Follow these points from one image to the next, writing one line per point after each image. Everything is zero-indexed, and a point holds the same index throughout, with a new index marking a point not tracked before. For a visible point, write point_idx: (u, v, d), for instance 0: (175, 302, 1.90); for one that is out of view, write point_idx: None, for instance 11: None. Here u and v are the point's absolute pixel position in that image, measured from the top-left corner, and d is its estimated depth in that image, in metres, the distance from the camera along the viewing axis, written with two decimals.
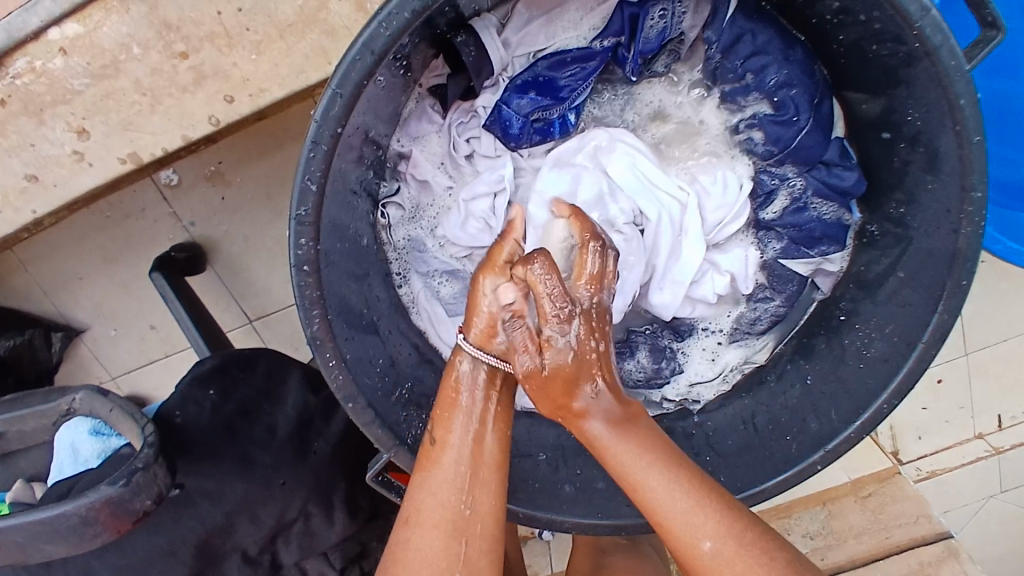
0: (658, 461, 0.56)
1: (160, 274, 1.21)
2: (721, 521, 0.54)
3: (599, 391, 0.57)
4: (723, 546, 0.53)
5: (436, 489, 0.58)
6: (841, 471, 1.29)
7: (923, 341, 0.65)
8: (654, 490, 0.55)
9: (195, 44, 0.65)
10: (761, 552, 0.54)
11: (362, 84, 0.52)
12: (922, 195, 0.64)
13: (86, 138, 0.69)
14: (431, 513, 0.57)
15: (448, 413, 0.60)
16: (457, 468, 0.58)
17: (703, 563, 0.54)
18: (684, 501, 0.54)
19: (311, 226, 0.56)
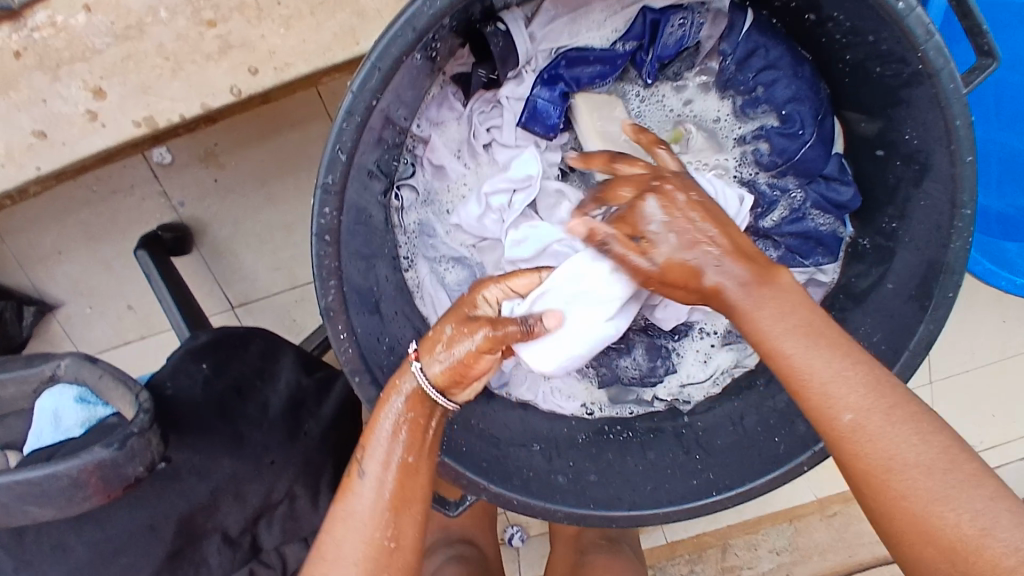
0: (816, 336, 0.51)
1: (144, 252, 1.19)
2: (918, 424, 0.49)
3: (733, 275, 0.52)
4: (868, 399, 0.50)
5: (354, 525, 0.59)
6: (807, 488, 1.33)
7: (911, 349, 0.68)
8: (822, 369, 0.50)
9: (225, 14, 0.66)
10: (946, 466, 0.48)
11: (399, 60, 0.53)
12: (916, 210, 0.67)
13: (103, 99, 0.69)
14: (352, 550, 0.58)
15: (375, 442, 0.60)
16: (378, 504, 0.59)
17: (845, 429, 0.50)
18: (852, 376, 0.50)
19: (335, 197, 0.57)
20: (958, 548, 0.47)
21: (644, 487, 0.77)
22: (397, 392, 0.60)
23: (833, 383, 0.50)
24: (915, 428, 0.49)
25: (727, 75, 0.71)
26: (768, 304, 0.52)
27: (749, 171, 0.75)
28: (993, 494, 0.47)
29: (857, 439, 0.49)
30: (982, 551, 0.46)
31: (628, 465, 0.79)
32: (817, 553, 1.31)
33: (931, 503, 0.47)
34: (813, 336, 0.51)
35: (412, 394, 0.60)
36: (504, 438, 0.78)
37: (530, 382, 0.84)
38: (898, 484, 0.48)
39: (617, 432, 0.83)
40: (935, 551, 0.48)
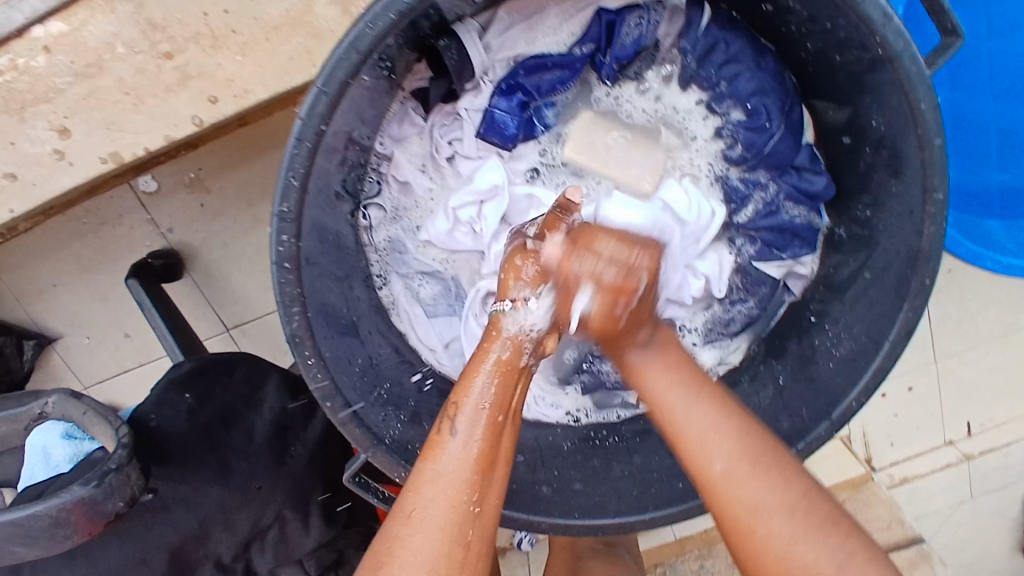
0: (721, 414, 0.58)
1: (135, 279, 1.20)
2: (785, 499, 0.55)
3: (647, 341, 0.62)
4: (737, 467, 0.56)
5: (443, 484, 0.55)
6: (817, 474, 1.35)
7: (890, 340, 0.67)
8: (693, 421, 0.58)
9: (181, 45, 0.66)
10: (817, 532, 0.54)
11: (346, 82, 0.53)
12: (888, 198, 0.66)
13: (68, 137, 0.69)
14: (439, 508, 0.54)
15: (461, 403, 0.58)
16: (464, 459, 0.56)
17: (722, 486, 0.56)
18: (723, 443, 0.57)
19: (293, 223, 0.57)
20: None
21: (630, 492, 0.77)
22: (497, 341, 0.60)
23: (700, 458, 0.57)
24: (782, 497, 0.55)
25: (691, 72, 0.70)
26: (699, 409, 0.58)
27: (719, 167, 0.74)
28: (855, 544, 0.54)
29: (734, 491, 0.55)
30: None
31: (614, 471, 0.79)
32: None
33: (809, 556, 0.53)
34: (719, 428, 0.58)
35: (513, 343, 0.60)
36: None
37: None
38: (768, 536, 0.54)
39: (603, 437, 0.83)
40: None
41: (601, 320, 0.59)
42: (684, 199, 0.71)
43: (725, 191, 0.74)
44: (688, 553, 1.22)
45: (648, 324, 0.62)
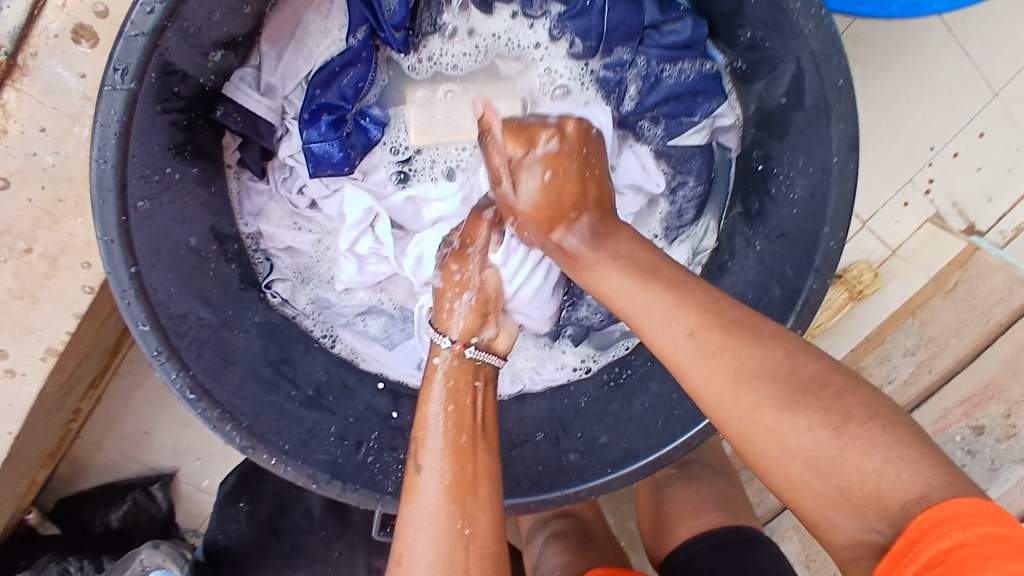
0: (687, 303, 0.45)
1: None
2: (758, 373, 0.42)
3: (581, 233, 0.53)
4: (702, 338, 0.44)
5: (425, 521, 0.49)
6: (916, 274, 0.98)
7: (837, 157, 0.56)
8: (642, 310, 0.46)
9: (31, 235, 0.68)
10: (800, 404, 0.41)
11: (122, 219, 0.51)
12: (754, 10, 0.56)
13: (7, 356, 0.74)
14: (426, 553, 0.48)
15: (423, 434, 0.54)
16: (439, 494, 0.50)
17: (720, 399, 0.43)
18: (684, 330, 0.44)
19: (173, 359, 0.56)
20: (822, 460, 0.41)
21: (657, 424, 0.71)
22: (436, 374, 0.57)
23: (697, 369, 0.44)
24: (753, 369, 0.43)
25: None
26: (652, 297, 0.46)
27: (577, 65, 0.65)
28: (864, 411, 0.41)
29: (694, 380, 0.44)
30: (848, 464, 0.40)
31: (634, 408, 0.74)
32: (955, 335, 0.97)
33: (794, 435, 0.41)
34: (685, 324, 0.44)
35: (454, 365, 0.57)
36: (503, 446, 0.76)
37: (510, 375, 0.81)
38: (749, 421, 0.43)
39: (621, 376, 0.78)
40: (814, 476, 0.41)
41: (541, 202, 0.54)
42: (565, 123, 0.64)
43: (601, 85, 0.66)
44: None
45: (583, 210, 0.53)
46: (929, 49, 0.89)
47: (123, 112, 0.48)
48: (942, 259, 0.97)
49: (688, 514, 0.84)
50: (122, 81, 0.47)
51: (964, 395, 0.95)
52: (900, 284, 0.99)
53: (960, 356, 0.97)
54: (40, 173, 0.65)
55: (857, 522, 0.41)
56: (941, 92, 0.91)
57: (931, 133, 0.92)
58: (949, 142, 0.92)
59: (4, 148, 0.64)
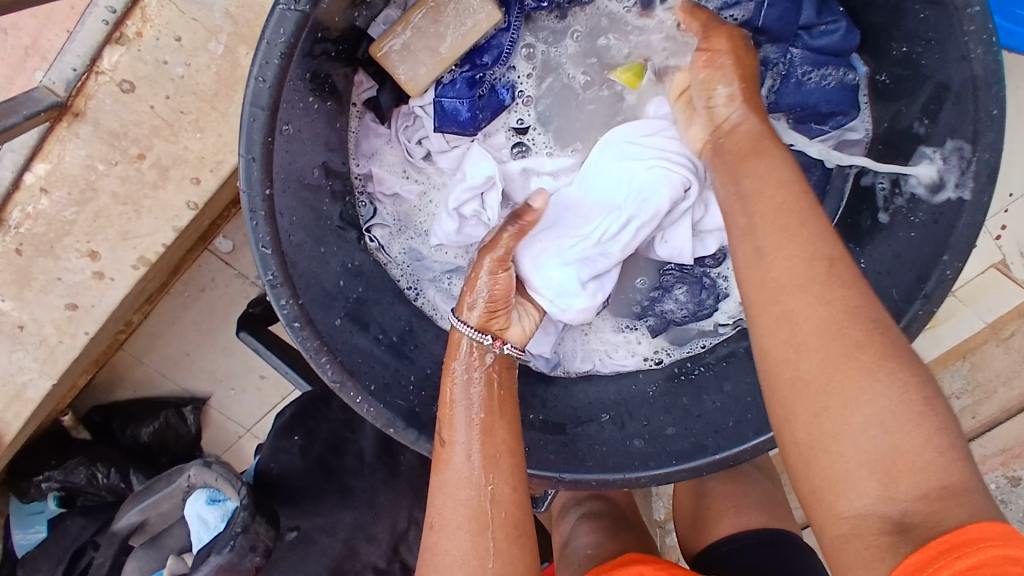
0: (807, 233, 0.45)
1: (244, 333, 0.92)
2: (848, 319, 0.42)
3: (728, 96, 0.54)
4: (818, 274, 0.44)
5: (458, 490, 0.53)
6: (973, 317, 0.97)
7: (973, 188, 0.54)
8: (769, 239, 0.46)
9: (147, 143, 0.68)
10: (873, 360, 0.41)
11: (268, 141, 0.52)
12: (919, 24, 0.55)
13: (99, 258, 0.75)
14: (454, 515, 0.52)
15: (450, 413, 0.56)
16: (470, 461, 0.54)
17: (798, 321, 0.43)
18: (802, 258, 0.44)
19: (285, 286, 0.57)
20: (873, 431, 0.40)
21: (727, 424, 0.71)
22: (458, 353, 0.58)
23: (799, 287, 0.44)
24: (846, 319, 0.42)
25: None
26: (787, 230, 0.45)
27: None
28: (902, 377, 0.41)
29: (792, 301, 0.44)
30: (883, 441, 0.40)
31: (705, 405, 0.74)
32: (1003, 383, 1.00)
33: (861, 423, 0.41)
34: (808, 249, 0.44)
35: (479, 356, 0.58)
36: (568, 421, 0.76)
37: (582, 352, 0.81)
38: (820, 361, 0.42)
39: (690, 370, 0.79)
40: (866, 447, 0.40)
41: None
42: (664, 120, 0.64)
43: None
44: None
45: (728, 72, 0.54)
46: None
47: (291, 34, 0.48)
48: (1001, 307, 0.95)
49: (731, 511, 0.84)
50: (297, 3, 0.47)
51: (1007, 445, 1.01)
52: (956, 324, 0.98)
53: (1005, 406, 1.01)
54: (167, 83, 0.65)
55: (871, 499, 0.40)
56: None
57: (1014, 177, 0.89)
58: None
59: (138, 53, 0.64)
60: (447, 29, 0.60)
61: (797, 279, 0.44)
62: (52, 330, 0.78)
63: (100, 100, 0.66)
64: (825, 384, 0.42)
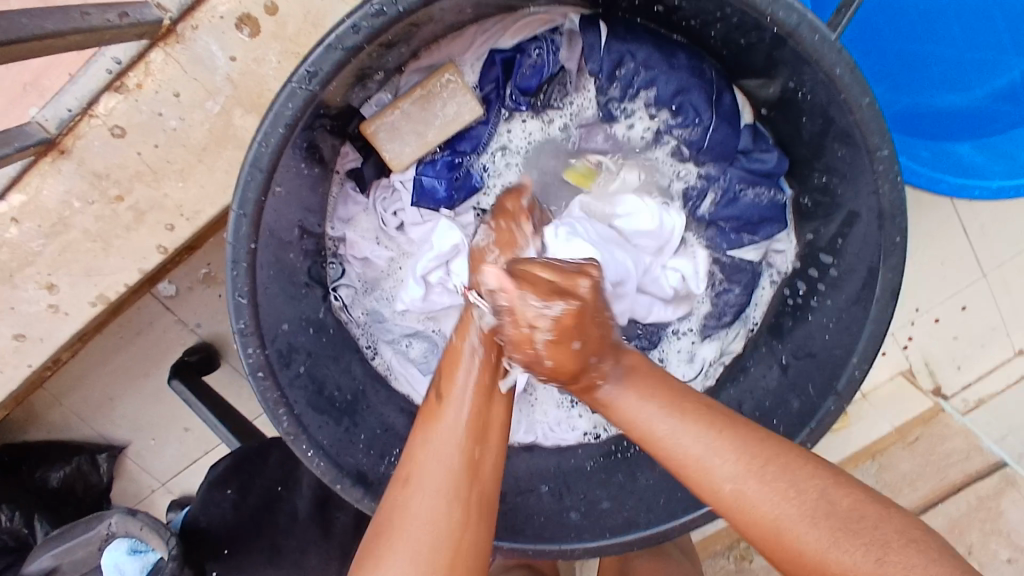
0: (703, 424, 0.50)
1: (178, 381, 1.10)
2: (753, 457, 0.48)
3: (614, 375, 0.54)
4: (737, 459, 0.48)
5: (438, 449, 0.52)
6: (885, 418, 1.11)
7: (878, 300, 0.63)
8: (669, 436, 0.50)
9: (128, 186, 0.70)
10: (831, 520, 0.45)
11: (260, 200, 0.56)
12: (836, 160, 0.63)
13: (57, 291, 0.75)
14: (432, 472, 0.50)
15: (453, 368, 0.57)
16: (457, 422, 0.53)
17: (719, 488, 0.48)
18: (716, 450, 0.49)
19: (254, 334, 0.60)
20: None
21: (658, 501, 0.76)
22: (470, 331, 0.57)
23: (715, 482, 0.48)
24: (791, 487, 0.47)
25: (609, 110, 0.71)
26: (684, 419, 0.51)
27: (670, 165, 0.74)
28: (871, 510, 0.45)
29: (737, 502, 0.48)
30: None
31: (638, 482, 0.79)
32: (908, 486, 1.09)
33: (831, 552, 0.44)
34: (699, 428, 0.50)
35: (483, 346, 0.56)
36: (509, 490, 0.78)
37: (526, 424, 0.86)
38: (787, 528, 0.46)
39: (626, 449, 0.82)
40: None
41: (599, 293, 0.55)
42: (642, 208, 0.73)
43: (681, 190, 0.75)
44: None
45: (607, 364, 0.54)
46: (936, 230, 1.05)
47: (298, 108, 0.53)
48: (909, 411, 1.11)
49: None
50: (309, 83, 0.52)
51: None
52: (869, 424, 1.12)
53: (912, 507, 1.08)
54: (158, 133, 0.68)
55: None
56: (938, 263, 1.06)
57: (921, 297, 1.08)
58: (936, 309, 1.08)
59: (135, 102, 0.67)
60: (434, 116, 0.66)
61: (718, 464, 0.48)
62: None
63: (88, 141, 0.68)
64: (774, 521, 0.46)
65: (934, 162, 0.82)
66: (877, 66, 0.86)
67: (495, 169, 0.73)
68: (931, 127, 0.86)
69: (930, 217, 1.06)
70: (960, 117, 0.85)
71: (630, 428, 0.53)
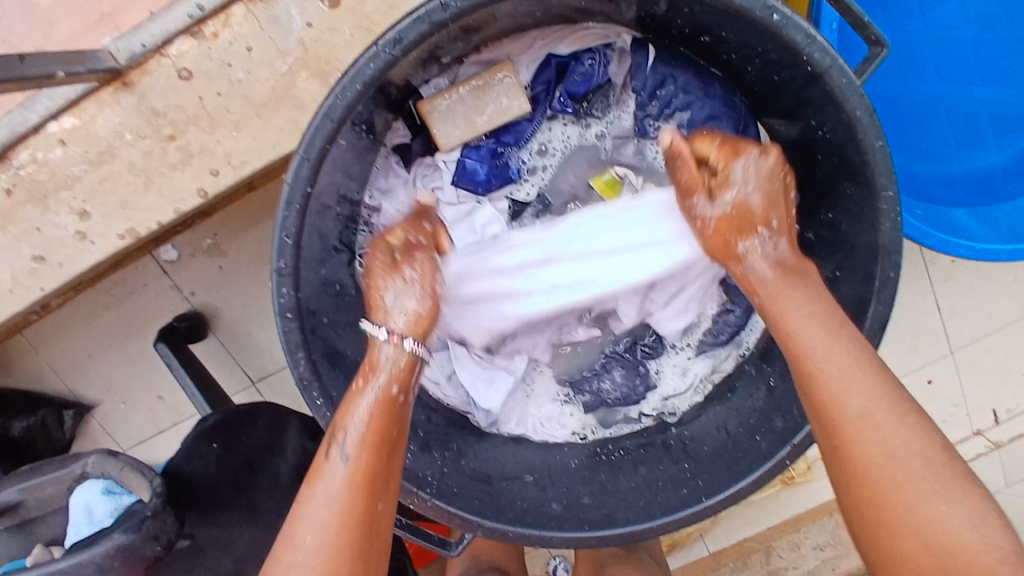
0: (889, 388, 0.56)
1: (165, 345, 1.13)
2: (939, 441, 0.55)
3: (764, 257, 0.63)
4: (921, 444, 0.54)
5: (321, 504, 0.58)
6: None
7: (866, 331, 0.69)
8: (836, 378, 0.57)
9: (181, 127, 0.74)
10: (956, 490, 0.53)
11: (325, 147, 0.59)
12: (845, 198, 0.70)
13: (88, 219, 0.77)
14: (321, 525, 0.58)
15: (347, 426, 0.61)
16: (370, 472, 0.60)
17: (871, 448, 0.55)
18: (896, 422, 0.55)
19: (291, 277, 0.63)
20: (939, 544, 0.52)
21: (637, 502, 0.79)
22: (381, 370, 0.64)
23: (903, 445, 0.54)
24: (922, 454, 0.54)
25: (643, 127, 0.78)
26: (839, 352, 0.57)
27: None
28: (953, 494, 0.53)
29: (854, 437, 0.55)
30: (946, 543, 0.52)
31: (620, 483, 0.82)
32: None
33: (932, 516, 0.53)
34: (890, 409, 0.55)
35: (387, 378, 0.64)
36: (496, 474, 0.81)
37: (519, 415, 0.87)
38: (902, 488, 0.53)
39: (610, 452, 0.85)
40: (926, 553, 0.52)
41: (719, 226, 0.64)
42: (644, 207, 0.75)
43: None
44: (723, 567, 1.27)
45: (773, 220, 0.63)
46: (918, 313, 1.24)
47: (377, 70, 0.57)
48: None
49: None
50: (391, 47, 0.57)
51: None
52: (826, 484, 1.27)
53: None
54: (222, 82, 0.72)
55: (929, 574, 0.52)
56: (910, 336, 1.25)
57: (892, 368, 1.27)
58: (903, 379, 1.27)
59: (208, 50, 0.71)
60: (487, 105, 0.72)
61: (897, 437, 0.54)
62: (7, 277, 0.79)
63: (153, 78, 0.72)
64: (900, 486, 0.53)
65: (926, 220, 0.91)
66: (897, 132, 0.97)
67: (533, 163, 0.79)
68: (927, 191, 0.99)
69: (914, 296, 1.23)
70: (950, 185, 0.99)
71: (786, 340, 0.60)
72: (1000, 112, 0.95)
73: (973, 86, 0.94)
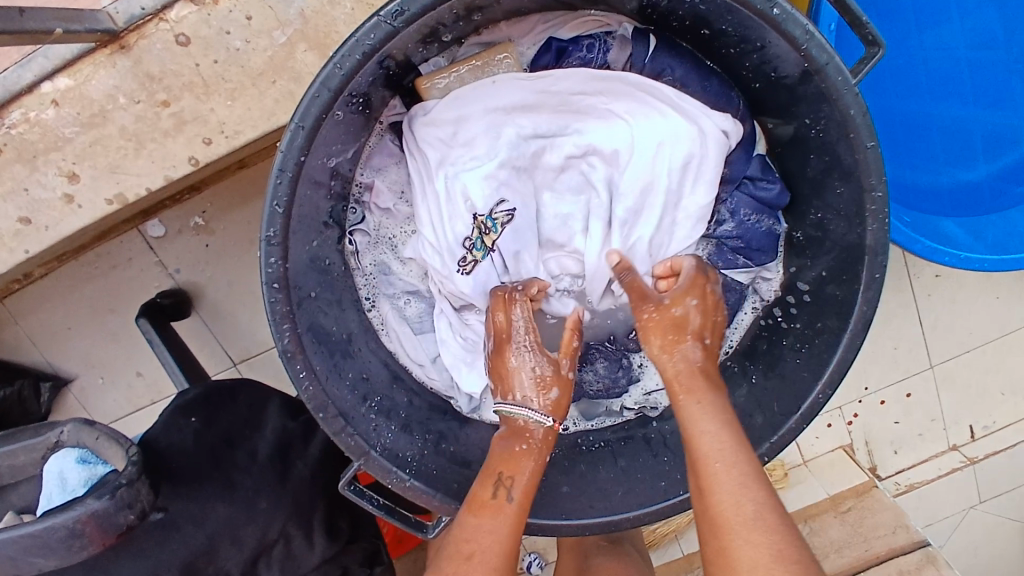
0: (748, 469, 0.58)
1: (145, 319, 1.11)
2: (787, 523, 0.55)
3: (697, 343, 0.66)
4: (765, 518, 0.55)
5: (491, 541, 0.61)
6: (818, 486, 1.24)
7: (849, 331, 0.70)
8: (710, 456, 0.59)
9: (176, 93, 0.73)
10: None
11: (320, 117, 0.59)
12: (833, 198, 0.70)
13: (76, 181, 0.76)
14: (489, 564, 0.60)
15: (505, 475, 0.64)
16: (515, 512, 0.62)
17: (728, 519, 0.56)
18: (752, 497, 0.56)
19: (279, 246, 0.62)
20: None
21: (616, 493, 0.80)
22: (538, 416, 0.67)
23: (747, 520, 0.56)
24: (767, 533, 0.55)
25: None
26: (725, 431, 0.60)
27: None
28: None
29: (723, 511, 0.57)
30: None
31: (599, 474, 0.82)
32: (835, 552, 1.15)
33: None
34: (744, 481, 0.57)
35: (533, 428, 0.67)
36: (476, 459, 0.81)
37: None
38: (750, 569, 0.54)
39: (590, 443, 0.85)
40: None
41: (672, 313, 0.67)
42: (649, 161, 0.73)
43: None
44: None
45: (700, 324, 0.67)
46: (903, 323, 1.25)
47: (377, 41, 0.57)
48: (842, 483, 1.24)
49: None
50: (392, 19, 0.57)
51: None
52: (804, 489, 1.25)
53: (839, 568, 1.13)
54: (220, 49, 0.72)
55: None
56: (891, 347, 1.26)
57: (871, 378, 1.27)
58: (881, 390, 1.28)
59: (207, 16, 0.71)
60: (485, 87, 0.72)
61: (750, 512, 0.56)
62: None
63: (150, 42, 0.71)
64: (746, 566, 0.54)
65: (913, 227, 0.92)
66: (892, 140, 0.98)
67: None
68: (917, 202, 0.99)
69: (898, 307, 1.24)
70: (940, 196, 0.99)
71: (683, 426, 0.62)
72: (990, 128, 0.97)
73: (966, 98, 0.96)
